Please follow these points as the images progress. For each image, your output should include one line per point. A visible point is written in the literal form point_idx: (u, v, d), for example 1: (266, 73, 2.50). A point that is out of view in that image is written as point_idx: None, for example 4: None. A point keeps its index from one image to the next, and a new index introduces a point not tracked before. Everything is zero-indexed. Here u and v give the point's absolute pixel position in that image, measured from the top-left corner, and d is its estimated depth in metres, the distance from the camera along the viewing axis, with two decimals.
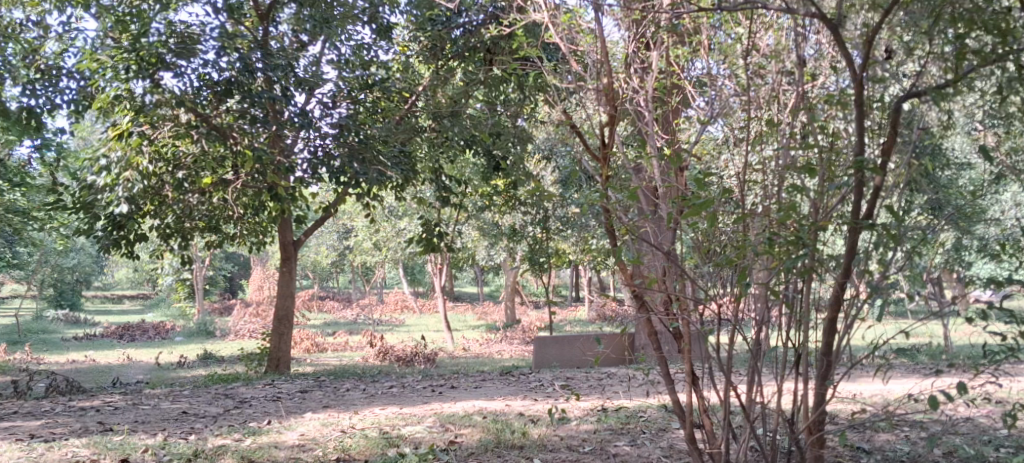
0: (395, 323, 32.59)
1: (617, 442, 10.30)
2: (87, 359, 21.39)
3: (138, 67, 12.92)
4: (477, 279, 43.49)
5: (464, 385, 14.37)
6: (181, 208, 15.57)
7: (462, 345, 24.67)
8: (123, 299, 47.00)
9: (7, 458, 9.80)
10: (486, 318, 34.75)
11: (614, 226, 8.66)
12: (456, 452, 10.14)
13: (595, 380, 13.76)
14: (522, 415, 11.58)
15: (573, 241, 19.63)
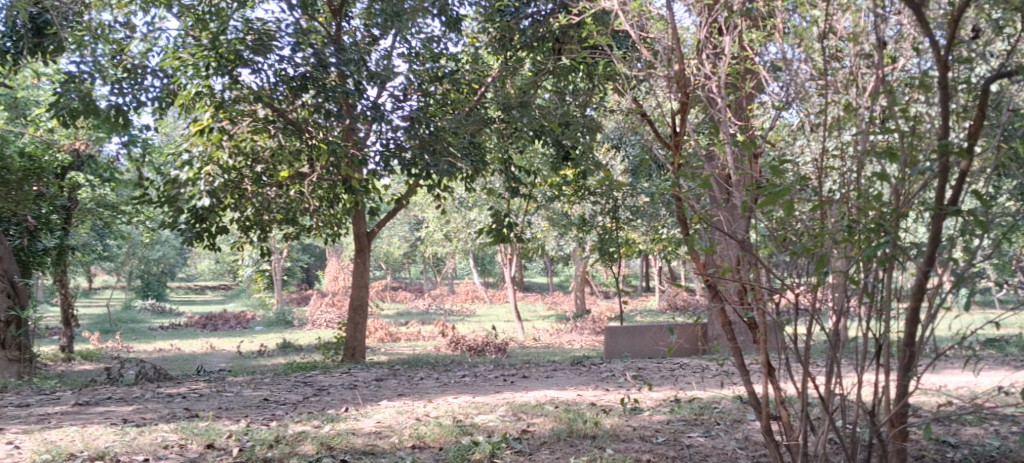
0: (466, 313, 32.67)
1: (692, 433, 10.16)
2: (172, 348, 21.63)
3: (217, 65, 13.36)
4: (548, 269, 43.44)
5: (535, 374, 14.30)
6: (260, 201, 15.76)
7: (533, 335, 24.63)
8: (206, 289, 47.57)
9: (102, 441, 9.90)
10: (558, 308, 34.71)
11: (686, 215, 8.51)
12: (529, 441, 10.06)
13: (668, 370, 13.62)
14: (595, 405, 11.48)
15: (643, 230, 19.48)
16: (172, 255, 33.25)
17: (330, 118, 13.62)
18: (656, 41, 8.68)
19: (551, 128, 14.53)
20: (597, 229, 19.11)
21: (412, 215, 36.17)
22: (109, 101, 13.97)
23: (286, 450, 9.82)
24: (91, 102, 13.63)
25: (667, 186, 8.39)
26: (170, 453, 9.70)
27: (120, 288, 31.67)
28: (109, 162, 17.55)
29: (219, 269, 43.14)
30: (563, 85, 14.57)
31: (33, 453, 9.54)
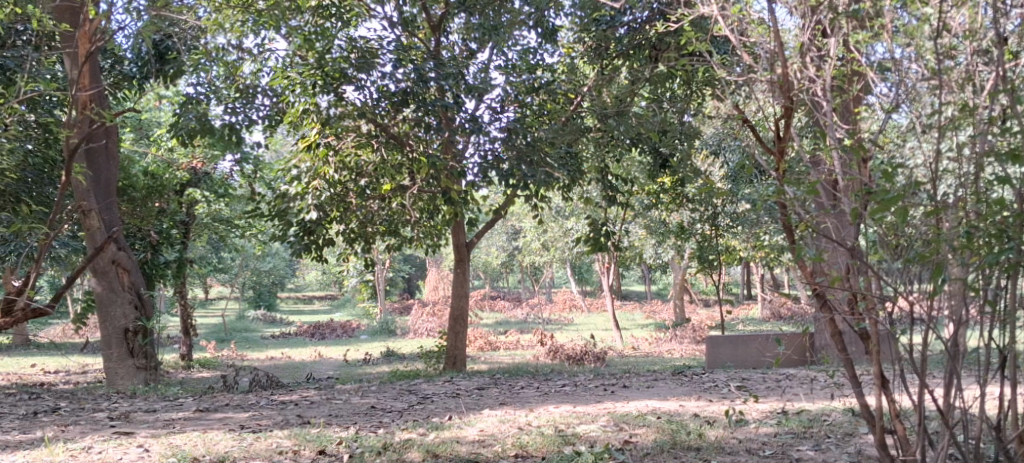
0: (564, 323, 32.63)
1: (801, 447, 10.07)
2: (283, 356, 22.00)
3: (323, 83, 13.82)
4: (646, 278, 43.23)
5: (637, 384, 14.27)
6: (363, 214, 16.03)
7: (632, 344, 24.54)
8: (313, 300, 48.26)
9: (221, 446, 10.14)
10: (656, 316, 34.55)
11: (791, 221, 8.34)
12: (632, 451, 10.04)
13: (773, 381, 13.50)
14: (699, 416, 11.42)
15: (744, 238, 19.28)
16: (282, 266, 33.78)
17: (431, 131, 13.99)
18: (758, 45, 8.48)
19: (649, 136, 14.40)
20: (697, 237, 18.96)
21: (509, 225, 36.28)
22: (223, 121, 14.96)
23: (394, 456, 9.94)
24: (207, 122, 14.57)
25: (772, 193, 8.28)
26: (285, 458, 9.88)
27: (231, 299, 32.35)
28: (223, 178, 17.91)
29: (324, 281, 43.76)
30: (660, 93, 14.52)
31: (161, 456, 9.75)
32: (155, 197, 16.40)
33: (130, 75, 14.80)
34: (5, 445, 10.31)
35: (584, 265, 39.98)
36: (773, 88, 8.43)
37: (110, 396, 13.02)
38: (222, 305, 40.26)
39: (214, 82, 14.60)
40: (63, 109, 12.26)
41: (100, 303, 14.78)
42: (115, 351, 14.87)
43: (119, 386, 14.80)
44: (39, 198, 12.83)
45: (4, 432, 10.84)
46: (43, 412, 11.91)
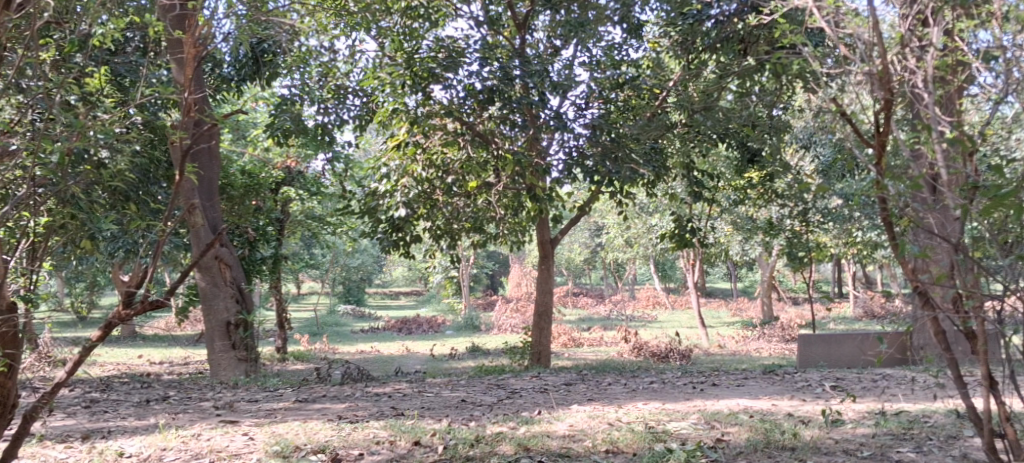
0: (648, 320, 32.55)
1: (901, 448, 10.02)
2: (372, 350, 22.24)
3: (413, 83, 14.16)
4: (732, 275, 42.98)
5: (726, 382, 14.27)
6: (450, 211, 16.11)
7: (719, 342, 24.48)
8: (399, 295, 48.68)
9: (321, 436, 10.38)
10: (744, 314, 34.43)
11: (893, 219, 8.31)
12: (725, 450, 10.06)
13: (869, 381, 13.45)
14: (793, 416, 11.42)
15: (836, 234, 19.21)
16: (370, 262, 34.16)
17: (516, 129, 14.27)
18: (854, 37, 8.45)
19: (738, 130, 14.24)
20: (786, 234, 18.88)
21: (592, 222, 36.37)
22: (316, 122, 15.38)
23: (487, 449, 10.06)
24: (300, 122, 14.86)
25: (872, 188, 8.23)
26: (382, 449, 10.07)
27: (320, 295, 32.82)
28: (316, 176, 18.39)
29: (410, 277, 44.14)
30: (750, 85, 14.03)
31: (265, 444, 10.03)
32: (252, 195, 17.17)
33: (227, 78, 15.11)
34: (122, 430, 10.73)
35: (667, 261, 39.90)
36: (871, 79, 8.34)
37: (214, 387, 13.37)
38: (312, 300, 40.75)
39: (308, 83, 14.94)
40: (166, 110, 12.59)
41: (203, 296, 15.15)
42: (217, 343, 15.20)
43: (221, 376, 15.12)
44: (145, 197, 13.19)
45: (119, 418, 11.28)
46: (154, 400, 12.31)
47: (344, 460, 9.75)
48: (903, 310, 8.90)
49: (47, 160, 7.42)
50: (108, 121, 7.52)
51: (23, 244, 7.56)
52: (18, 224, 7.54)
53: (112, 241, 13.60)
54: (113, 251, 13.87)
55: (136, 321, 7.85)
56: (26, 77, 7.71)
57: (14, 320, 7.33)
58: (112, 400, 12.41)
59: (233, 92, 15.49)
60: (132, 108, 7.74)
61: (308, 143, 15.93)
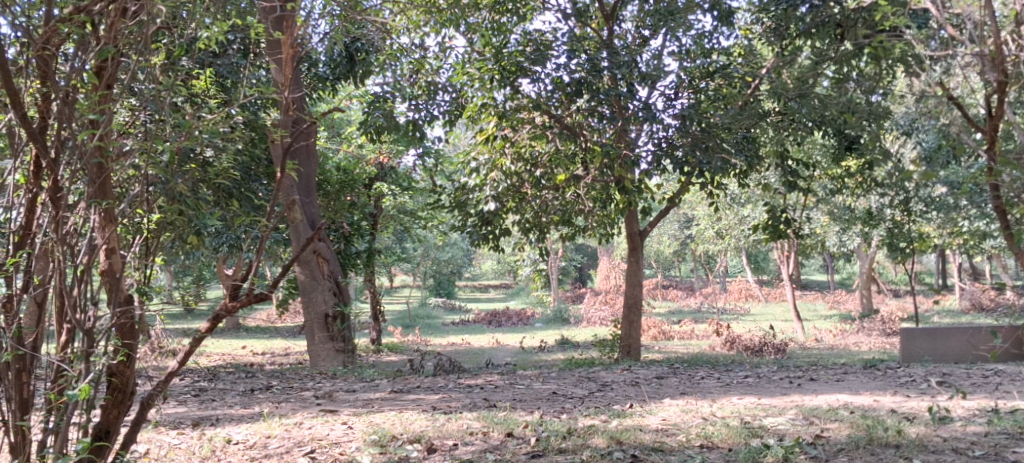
0: (741, 312, 32.46)
1: (1016, 448, 9.91)
2: (463, 343, 22.49)
3: (500, 77, 14.50)
4: (829, 267, 42.60)
5: (824, 377, 14.23)
6: (539, 204, 16.26)
7: (815, 335, 24.33)
8: (489, 288, 49.07)
9: (417, 426, 10.61)
10: (841, 307, 34.17)
11: (1010, 206, 8.28)
12: (825, 446, 10.04)
13: (977, 378, 13.34)
14: (895, 412, 11.39)
15: (938, 224, 19.03)
16: (459, 255, 34.48)
17: (604, 121, 14.38)
18: (963, 18, 8.44)
19: (835, 117, 14.00)
20: (886, 223, 18.75)
21: (683, 213, 36.33)
22: (407, 118, 15.66)
23: (579, 442, 10.15)
24: (392, 118, 15.28)
25: (986, 176, 8.19)
26: (476, 440, 10.26)
27: (412, 288, 33.21)
28: (407, 172, 18.90)
29: (499, 270, 44.44)
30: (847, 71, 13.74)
31: (364, 433, 10.29)
32: (347, 191, 17.54)
33: (323, 77, 15.77)
34: (229, 417, 11.12)
35: (761, 253, 39.70)
36: (983, 60, 8.28)
37: (314, 377, 13.71)
38: (404, 293, 41.29)
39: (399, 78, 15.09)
40: (266, 109, 12.91)
41: (302, 290, 15.54)
42: (317, 334, 15.63)
43: (321, 366, 15.53)
44: (246, 193, 13.61)
45: (225, 407, 11.68)
46: (258, 390, 12.68)
47: (440, 450, 9.96)
48: (1017, 304, 8.84)
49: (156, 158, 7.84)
50: (214, 120, 7.82)
51: (136, 240, 7.97)
52: (130, 219, 7.95)
53: (216, 237, 13.98)
54: (216, 246, 14.30)
55: (241, 312, 8.12)
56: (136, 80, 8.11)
57: (131, 312, 7.68)
58: (219, 389, 12.84)
59: (328, 90, 15.94)
60: (235, 108, 7.99)
61: (398, 139, 16.24)
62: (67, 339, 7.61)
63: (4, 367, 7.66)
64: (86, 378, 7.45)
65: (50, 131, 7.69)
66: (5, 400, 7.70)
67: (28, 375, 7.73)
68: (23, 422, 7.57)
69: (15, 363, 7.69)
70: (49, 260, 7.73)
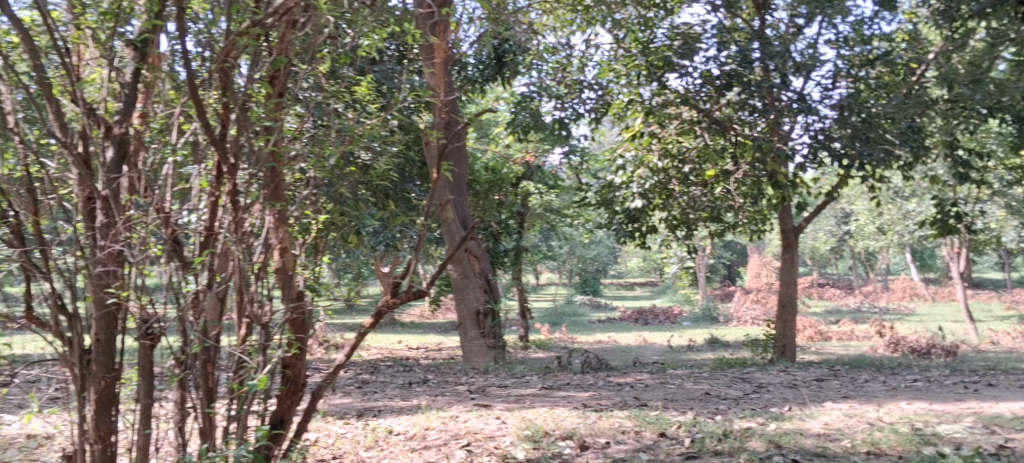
0: (907, 312, 31.70)
1: None
2: (610, 341, 22.53)
3: (648, 73, 14.86)
4: (1003, 264, 41.17)
5: (1001, 383, 13.78)
6: (687, 201, 16.04)
7: (990, 338, 23.57)
8: (635, 286, 48.92)
9: (569, 422, 10.73)
10: (1016, 307, 33.03)
11: None
12: (1007, 457, 9.71)
13: None
14: None
15: None
16: (606, 252, 34.47)
17: (756, 112, 14.27)
18: None
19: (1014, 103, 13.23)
20: None
21: (843, 209, 35.63)
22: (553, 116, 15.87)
23: (736, 444, 10.10)
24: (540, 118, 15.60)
25: None
26: (629, 438, 10.30)
27: (559, 285, 33.38)
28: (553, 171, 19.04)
29: (645, 268, 44.25)
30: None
31: (517, 428, 10.43)
32: (495, 190, 17.82)
33: (473, 79, 16.05)
34: (391, 409, 11.46)
35: (927, 250, 38.63)
36: None
37: (468, 372, 13.92)
38: (550, 290, 41.51)
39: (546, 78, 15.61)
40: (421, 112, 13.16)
41: (454, 286, 15.89)
42: (469, 331, 15.85)
43: (473, 362, 15.77)
44: (404, 193, 14.23)
45: (387, 399, 12.04)
46: (416, 383, 13.00)
47: (593, 447, 10.04)
48: None
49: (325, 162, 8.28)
50: (374, 125, 8.37)
51: (306, 240, 8.42)
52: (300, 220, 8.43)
53: (375, 235, 14.58)
54: (375, 245, 14.96)
55: (402, 309, 8.37)
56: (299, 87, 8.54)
57: (303, 307, 8.30)
58: (380, 381, 13.21)
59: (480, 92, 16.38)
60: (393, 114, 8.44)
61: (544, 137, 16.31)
62: (246, 332, 8.14)
63: (192, 357, 8.05)
64: (265, 370, 8.09)
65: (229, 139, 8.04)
66: (193, 389, 8.10)
67: (212, 366, 8.13)
68: (208, 410, 8.07)
69: (202, 354, 8.07)
70: (230, 259, 8.07)
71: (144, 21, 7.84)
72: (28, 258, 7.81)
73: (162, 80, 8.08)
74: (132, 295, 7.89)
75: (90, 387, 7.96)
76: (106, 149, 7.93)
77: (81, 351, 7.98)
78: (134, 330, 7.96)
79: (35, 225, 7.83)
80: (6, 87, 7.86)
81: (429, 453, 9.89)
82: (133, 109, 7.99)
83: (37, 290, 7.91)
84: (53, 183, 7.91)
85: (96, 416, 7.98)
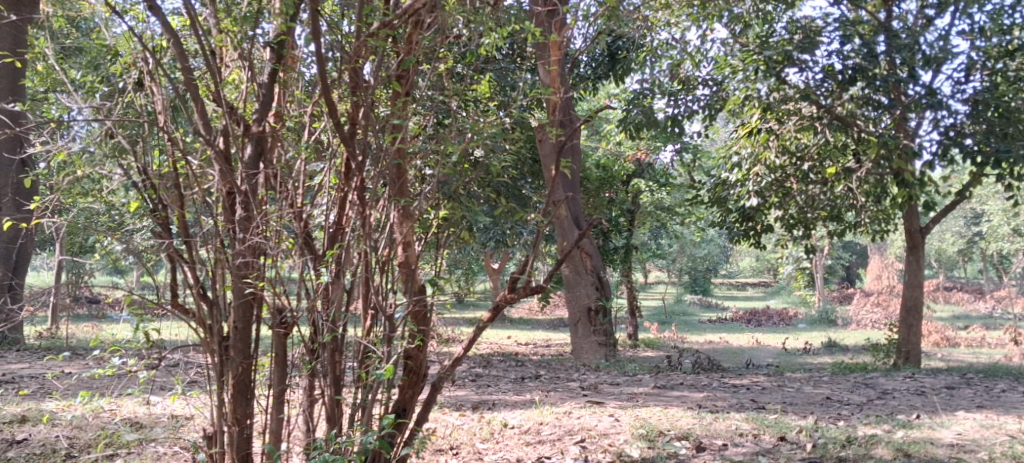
0: None
1: None
2: (722, 341, 22.05)
3: (766, 67, 14.18)
4: None
5: None
6: (805, 199, 15.48)
7: None
8: (747, 286, 48.05)
9: (683, 423, 10.33)
10: None
11: None
12: None
13: None
14: None
15: None
16: (717, 251, 33.85)
17: (880, 109, 13.79)
18: None
19: None
20: None
21: (972, 210, 34.40)
22: (665, 115, 15.42)
23: (861, 451, 9.61)
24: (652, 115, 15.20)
25: None
26: (747, 441, 9.88)
27: (670, 285, 32.87)
28: (665, 168, 18.64)
29: (757, 268, 43.35)
30: None
31: (631, 427, 10.08)
32: (606, 188, 17.74)
33: (584, 77, 15.80)
34: (504, 403, 11.23)
35: None
36: None
37: (580, 368, 13.62)
38: (660, 289, 40.95)
39: (660, 76, 15.25)
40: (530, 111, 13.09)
41: (567, 283, 15.58)
42: (580, 327, 15.57)
43: (583, 359, 15.48)
44: (515, 192, 14.01)
45: (500, 393, 11.80)
46: (529, 378, 12.75)
47: (710, 449, 9.66)
48: None
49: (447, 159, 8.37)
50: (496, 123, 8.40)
51: (428, 236, 8.50)
52: (422, 216, 8.48)
53: (487, 232, 14.48)
54: (486, 241, 14.80)
55: (518, 305, 8.33)
56: (418, 86, 8.58)
57: (425, 300, 8.38)
58: (493, 375, 12.99)
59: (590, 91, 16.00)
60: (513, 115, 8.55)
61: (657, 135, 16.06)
62: (371, 323, 8.26)
63: (321, 346, 8.18)
64: (391, 360, 8.20)
65: (358, 135, 8.22)
66: (322, 376, 8.22)
67: (340, 354, 8.21)
68: (337, 398, 8.15)
69: (331, 342, 8.17)
70: (355, 252, 8.19)
71: (280, 23, 8.05)
72: (174, 248, 7.97)
73: (295, 81, 8.32)
74: (268, 285, 8.03)
75: (228, 373, 8.07)
76: (244, 145, 8.12)
77: (220, 338, 8.08)
78: (269, 318, 8.11)
79: (180, 216, 8.00)
80: (157, 87, 8.07)
81: (543, 448, 9.65)
82: (270, 108, 8.17)
83: (179, 278, 8.07)
84: (196, 177, 8.09)
85: (233, 400, 8.10)
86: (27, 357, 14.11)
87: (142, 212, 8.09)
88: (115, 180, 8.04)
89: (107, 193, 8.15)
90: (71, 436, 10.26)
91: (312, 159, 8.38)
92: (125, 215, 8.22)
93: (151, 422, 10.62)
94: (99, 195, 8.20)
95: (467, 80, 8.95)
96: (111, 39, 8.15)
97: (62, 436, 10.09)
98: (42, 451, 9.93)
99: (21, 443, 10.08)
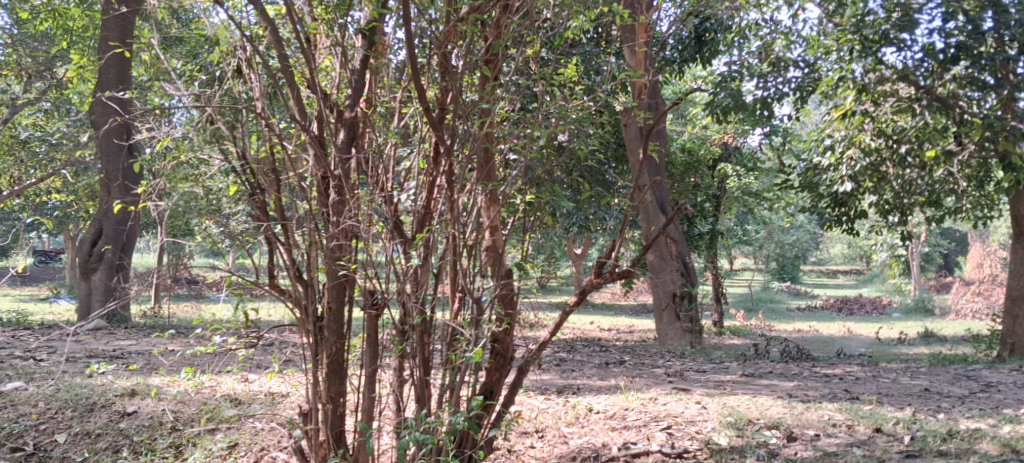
0: None
1: None
2: (813, 329, 21.39)
3: (862, 47, 13.47)
4: None
5: None
6: (901, 184, 14.69)
7: None
8: (838, 273, 46.96)
9: (774, 412, 9.82)
10: None
11: None
12: None
13: None
14: None
15: None
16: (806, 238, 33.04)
17: (987, 90, 13.18)
18: None
19: None
20: None
21: None
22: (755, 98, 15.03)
23: (964, 446, 9.05)
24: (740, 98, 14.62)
25: None
26: (841, 432, 9.34)
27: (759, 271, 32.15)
28: (753, 152, 18.06)
29: (850, 255, 42.30)
30: None
31: (719, 414, 9.62)
32: (691, 173, 17.21)
33: (671, 59, 15.25)
34: (588, 388, 10.83)
35: None
36: None
37: (666, 354, 13.16)
38: (749, 275, 40.15)
39: (749, 57, 14.65)
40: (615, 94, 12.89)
41: (652, 270, 15.00)
42: (665, 313, 15.12)
43: (667, 345, 15.18)
44: (598, 176, 13.52)
45: (585, 378, 11.40)
46: (612, 364, 12.32)
47: (803, 438, 9.19)
48: None
49: (535, 143, 8.15)
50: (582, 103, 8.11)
51: (513, 218, 8.28)
52: (508, 201, 8.32)
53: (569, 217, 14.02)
54: (569, 227, 14.42)
55: (606, 288, 8.00)
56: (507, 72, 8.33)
57: (511, 283, 8.13)
58: (576, 360, 12.57)
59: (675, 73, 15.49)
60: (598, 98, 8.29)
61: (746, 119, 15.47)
62: (459, 305, 8.07)
63: (411, 328, 8.01)
64: (478, 343, 7.97)
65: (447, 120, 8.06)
66: (411, 357, 8.06)
67: (429, 336, 8.06)
68: (425, 381, 8.02)
69: (420, 325, 8.02)
70: (444, 235, 8.04)
71: (371, 10, 7.97)
72: (271, 231, 7.97)
73: (386, 67, 8.15)
74: (360, 267, 7.97)
75: (323, 352, 8.07)
76: (338, 130, 8.07)
77: (314, 318, 8.09)
78: (360, 300, 8.05)
79: (277, 199, 7.99)
80: (253, 75, 8.03)
81: (629, 434, 9.25)
82: (363, 93, 8.07)
83: (278, 260, 8.06)
84: (292, 162, 8.06)
85: (327, 380, 8.10)
86: (134, 334, 13.94)
87: (240, 197, 8.09)
88: (215, 165, 8.06)
89: (207, 179, 8.07)
90: (177, 410, 10.12)
91: (400, 144, 8.22)
92: (224, 199, 8.13)
93: (250, 399, 10.34)
94: (197, 180, 8.09)
95: (551, 60, 8.54)
96: (210, 30, 8.10)
97: (169, 409, 10.05)
98: (151, 422, 9.93)
99: (132, 415, 10.06)
